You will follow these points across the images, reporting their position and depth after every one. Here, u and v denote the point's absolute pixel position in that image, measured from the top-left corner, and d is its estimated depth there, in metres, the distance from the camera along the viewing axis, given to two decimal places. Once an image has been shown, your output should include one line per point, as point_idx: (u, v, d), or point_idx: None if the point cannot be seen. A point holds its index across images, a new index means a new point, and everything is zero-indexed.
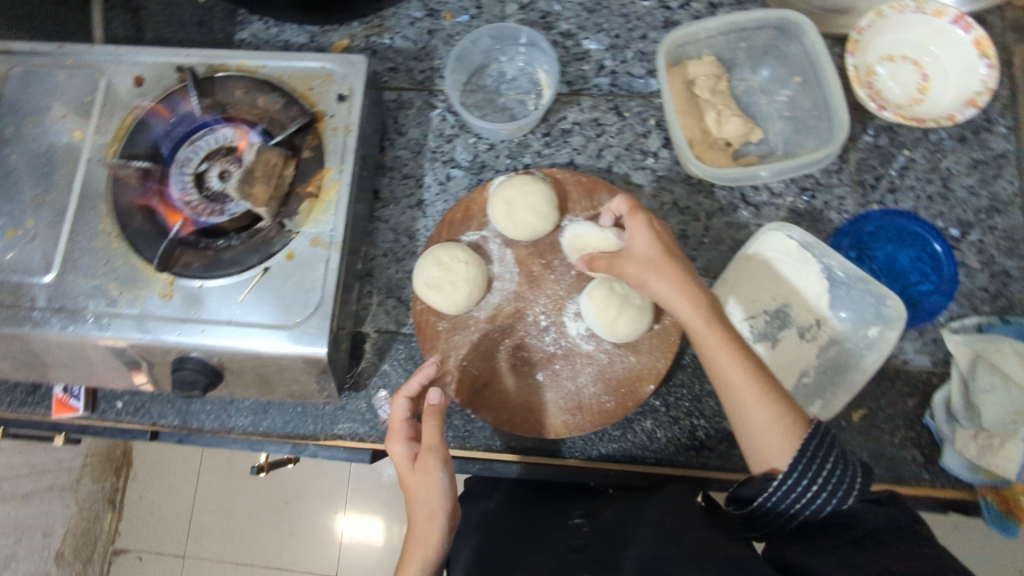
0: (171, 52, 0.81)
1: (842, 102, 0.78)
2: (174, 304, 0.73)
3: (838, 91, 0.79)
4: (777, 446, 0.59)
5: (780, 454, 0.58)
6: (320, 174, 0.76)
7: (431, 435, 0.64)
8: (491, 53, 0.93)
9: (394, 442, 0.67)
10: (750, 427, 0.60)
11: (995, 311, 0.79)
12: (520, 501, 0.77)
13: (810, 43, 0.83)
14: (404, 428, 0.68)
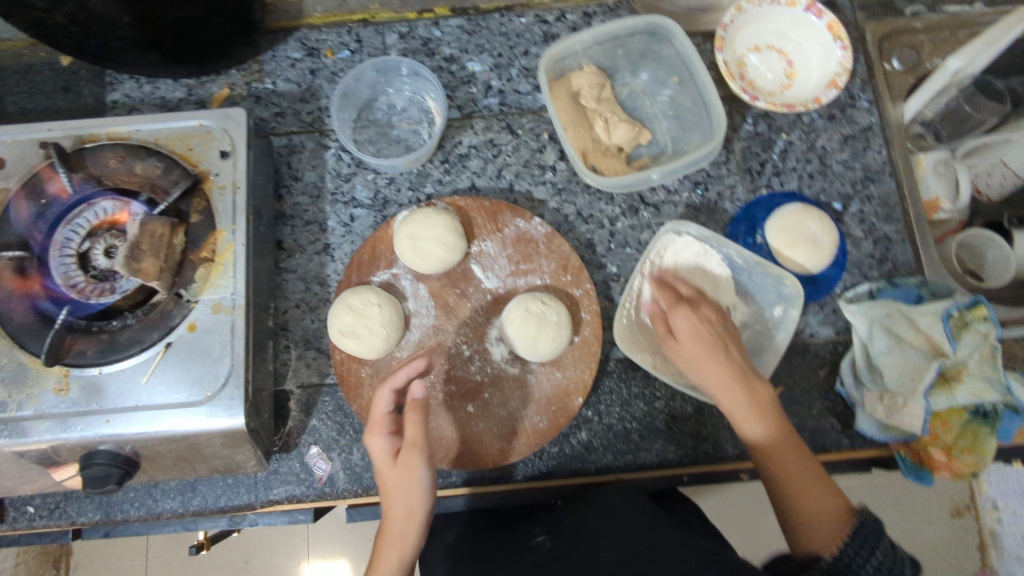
0: (32, 127, 0.76)
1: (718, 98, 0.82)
2: (72, 398, 0.68)
3: (712, 86, 0.82)
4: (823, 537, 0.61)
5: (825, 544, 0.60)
6: (213, 237, 0.73)
7: (414, 431, 0.64)
8: (377, 86, 0.92)
9: (376, 434, 0.65)
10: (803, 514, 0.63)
11: (883, 274, 0.84)
12: (480, 528, 0.75)
13: (680, 44, 0.86)
14: (387, 422, 0.66)
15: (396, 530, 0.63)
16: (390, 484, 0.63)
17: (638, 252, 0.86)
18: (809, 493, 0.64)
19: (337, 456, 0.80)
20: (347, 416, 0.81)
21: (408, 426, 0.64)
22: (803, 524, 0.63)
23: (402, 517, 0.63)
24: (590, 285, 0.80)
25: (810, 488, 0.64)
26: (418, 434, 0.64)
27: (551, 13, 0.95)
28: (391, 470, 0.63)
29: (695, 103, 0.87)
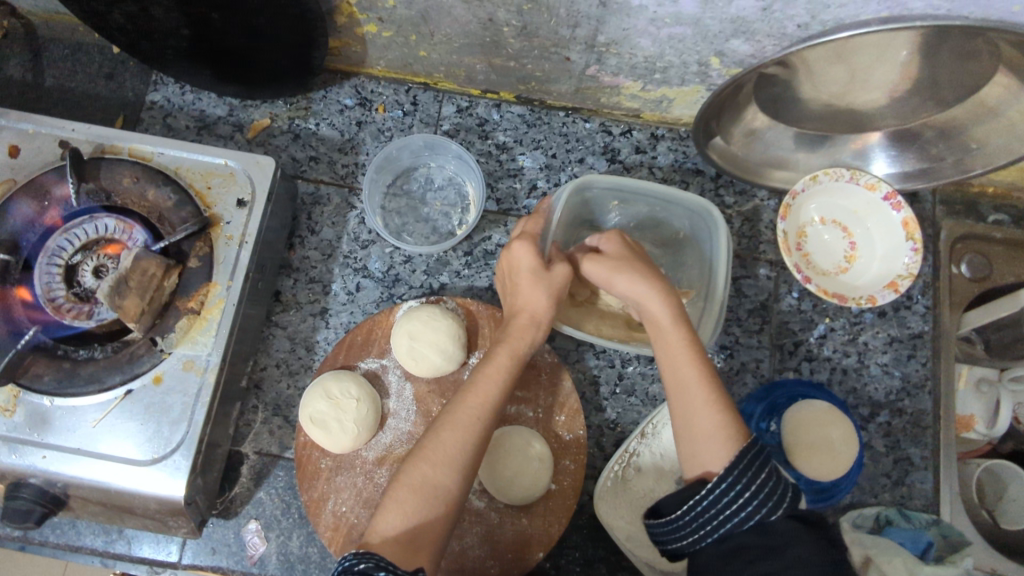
0: (57, 124, 0.73)
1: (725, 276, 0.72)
2: (15, 422, 0.64)
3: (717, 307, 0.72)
4: (713, 449, 0.52)
5: (713, 457, 0.52)
6: (205, 289, 0.69)
7: (529, 334, 0.66)
8: (420, 156, 0.88)
9: (525, 241, 0.68)
10: (690, 432, 0.55)
11: (894, 499, 0.78)
12: None
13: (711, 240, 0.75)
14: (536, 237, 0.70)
15: (479, 391, 0.61)
16: (483, 370, 0.63)
17: (643, 402, 0.80)
18: (702, 452, 0.53)
19: (274, 538, 0.74)
20: (296, 497, 0.76)
21: (536, 289, 0.66)
22: (688, 446, 0.54)
23: (492, 379, 0.62)
24: (583, 432, 0.75)
25: (699, 417, 0.55)
26: (537, 323, 0.66)
27: (617, 125, 0.90)
28: (495, 358, 0.63)
29: (704, 263, 0.77)
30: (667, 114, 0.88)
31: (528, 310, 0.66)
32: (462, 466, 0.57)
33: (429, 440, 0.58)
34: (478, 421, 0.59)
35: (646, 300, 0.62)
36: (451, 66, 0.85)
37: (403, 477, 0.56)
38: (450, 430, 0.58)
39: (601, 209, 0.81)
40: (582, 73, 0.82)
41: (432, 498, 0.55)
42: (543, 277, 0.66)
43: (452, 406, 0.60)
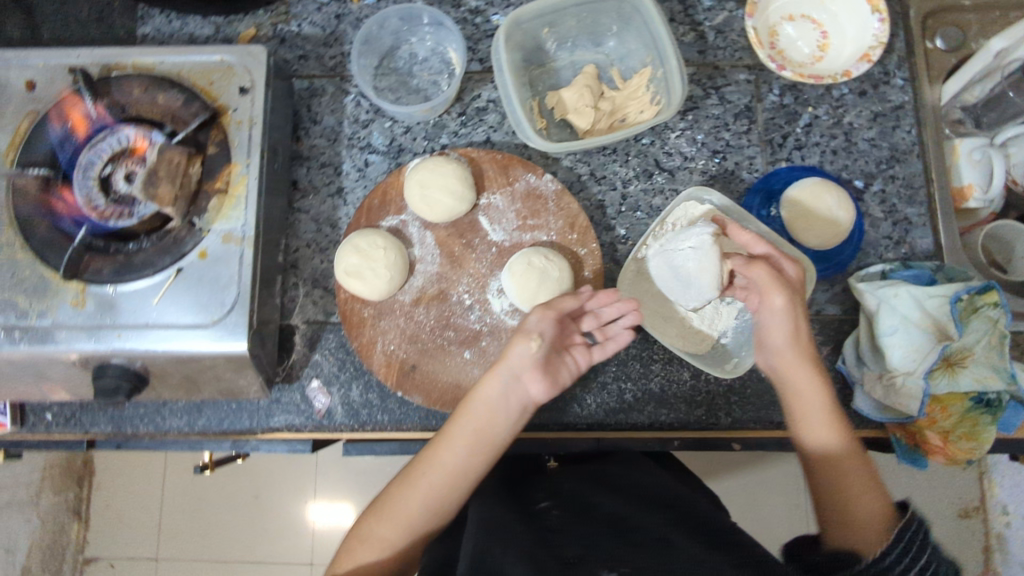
0: (61, 53, 0.79)
1: (661, 27, 0.81)
2: (88, 311, 0.71)
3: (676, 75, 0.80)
4: (861, 493, 0.65)
5: (862, 499, 0.64)
6: (227, 170, 0.75)
7: (496, 430, 0.69)
8: (400, 34, 0.92)
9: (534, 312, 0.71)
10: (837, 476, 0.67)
11: (897, 257, 0.83)
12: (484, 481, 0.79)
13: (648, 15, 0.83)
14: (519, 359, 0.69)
15: (459, 446, 0.68)
16: (442, 437, 0.69)
17: (649, 217, 0.85)
18: (866, 505, 0.64)
19: (336, 391, 0.82)
20: (348, 354, 0.83)
21: (490, 408, 0.69)
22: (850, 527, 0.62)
23: (457, 439, 0.69)
24: (596, 245, 0.81)
25: (853, 476, 0.66)
26: (493, 444, 0.69)
27: None
28: (459, 419, 0.69)
29: (648, 40, 0.86)
30: None
31: (489, 417, 0.69)
32: (437, 507, 0.67)
33: (397, 487, 0.68)
34: (435, 494, 0.67)
35: (812, 405, 0.70)
36: None
37: (359, 529, 0.67)
38: (410, 500, 0.67)
39: (538, 39, 0.89)
40: None
41: (385, 550, 0.66)
42: (490, 408, 0.69)
43: (415, 466, 0.69)
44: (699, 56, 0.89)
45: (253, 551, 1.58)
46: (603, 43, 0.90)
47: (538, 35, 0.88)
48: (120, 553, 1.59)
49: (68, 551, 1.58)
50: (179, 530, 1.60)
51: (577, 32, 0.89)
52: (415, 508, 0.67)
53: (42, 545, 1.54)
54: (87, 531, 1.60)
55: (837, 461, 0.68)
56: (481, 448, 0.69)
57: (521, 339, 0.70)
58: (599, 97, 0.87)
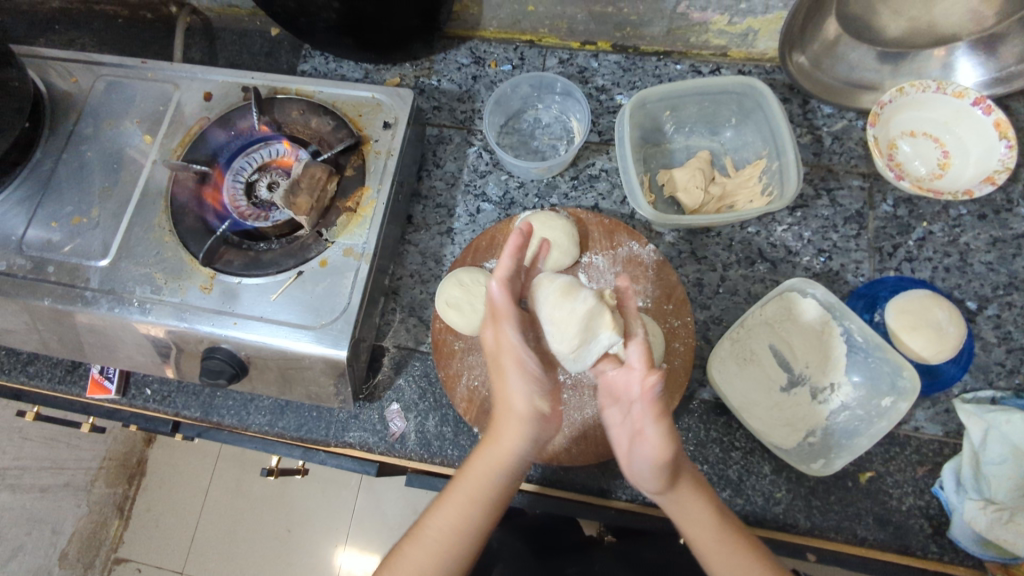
0: (240, 74, 0.90)
1: (780, 120, 0.84)
2: (213, 296, 0.78)
3: (794, 167, 0.82)
4: None
5: None
6: (359, 192, 0.82)
7: (499, 484, 0.66)
8: (529, 100, 1.00)
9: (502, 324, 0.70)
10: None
11: (1010, 387, 0.78)
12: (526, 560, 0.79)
13: (771, 110, 0.86)
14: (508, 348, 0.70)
15: (472, 485, 0.66)
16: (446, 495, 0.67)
17: (746, 302, 0.85)
18: None
19: (413, 418, 0.83)
20: (431, 384, 0.85)
21: (503, 442, 0.67)
22: None
23: (466, 490, 0.66)
24: (690, 319, 0.81)
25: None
26: (505, 474, 0.66)
27: (707, 65, 0.98)
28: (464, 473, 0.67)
29: (766, 134, 0.89)
30: (753, 49, 0.96)
31: (503, 443, 0.67)
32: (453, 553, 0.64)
33: (407, 547, 0.66)
34: (444, 553, 0.64)
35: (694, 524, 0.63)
36: (555, 18, 0.97)
37: None
38: (420, 551, 0.64)
39: (658, 120, 0.94)
40: (673, 11, 0.91)
41: None
42: (504, 428, 0.68)
43: (420, 529, 0.66)
44: (814, 158, 0.91)
45: None
46: (720, 133, 0.94)
47: (659, 115, 0.93)
48: (149, 559, 1.64)
49: (103, 549, 1.62)
50: (210, 548, 1.62)
51: (695, 119, 0.94)
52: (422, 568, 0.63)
53: (82, 536, 1.59)
54: (124, 530, 1.65)
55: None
56: (500, 480, 0.66)
57: (488, 325, 0.73)
58: (710, 180, 0.90)
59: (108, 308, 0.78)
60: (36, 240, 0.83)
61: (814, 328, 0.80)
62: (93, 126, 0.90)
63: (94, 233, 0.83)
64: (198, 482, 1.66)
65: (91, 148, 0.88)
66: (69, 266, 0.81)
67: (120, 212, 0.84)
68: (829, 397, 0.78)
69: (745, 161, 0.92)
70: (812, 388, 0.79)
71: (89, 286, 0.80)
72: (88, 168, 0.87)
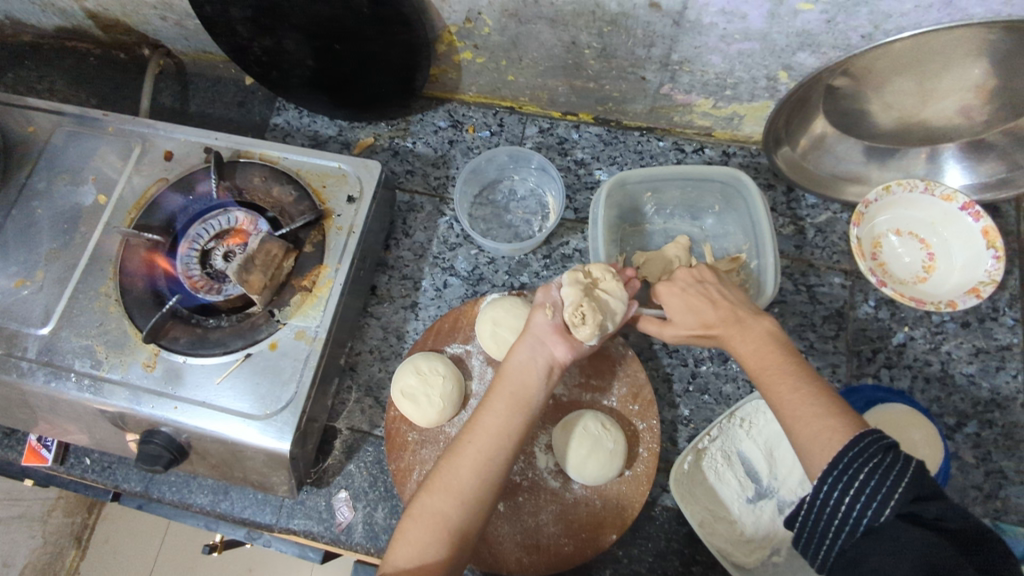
0: (202, 133, 0.87)
1: (761, 217, 0.81)
2: (155, 375, 0.74)
3: (772, 271, 0.78)
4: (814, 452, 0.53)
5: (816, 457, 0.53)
6: (317, 270, 0.78)
7: (531, 389, 0.65)
8: (505, 170, 0.96)
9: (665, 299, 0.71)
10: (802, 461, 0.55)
11: (987, 514, 0.75)
12: None
13: (754, 205, 0.83)
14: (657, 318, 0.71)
15: (484, 426, 0.63)
16: (472, 425, 0.64)
17: (717, 401, 0.82)
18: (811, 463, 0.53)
19: (361, 508, 0.79)
20: (382, 472, 0.81)
21: (523, 350, 0.68)
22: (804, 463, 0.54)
23: (495, 407, 0.64)
24: (656, 421, 0.77)
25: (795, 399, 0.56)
26: (523, 407, 0.64)
27: (690, 144, 0.95)
28: (489, 401, 0.65)
29: (748, 227, 0.86)
30: (738, 131, 0.93)
31: (521, 384, 0.66)
32: (473, 503, 0.60)
33: (439, 466, 0.63)
34: (477, 488, 0.61)
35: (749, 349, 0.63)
36: (536, 88, 0.94)
37: (411, 512, 0.61)
38: (438, 497, 0.61)
39: (638, 200, 0.91)
40: (657, 91, 0.87)
41: (439, 527, 0.59)
42: (517, 373, 0.66)
43: (447, 460, 0.62)
44: (795, 251, 0.88)
45: None
46: (701, 219, 0.91)
47: (639, 197, 0.90)
48: None
49: None
50: None
51: (677, 202, 0.91)
52: (460, 482, 0.61)
53: (34, 568, 1.49)
54: (80, 561, 1.58)
55: (794, 421, 0.56)
56: (521, 413, 0.64)
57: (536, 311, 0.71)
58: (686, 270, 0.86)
59: (44, 381, 0.75)
60: None
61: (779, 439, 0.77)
62: (47, 180, 0.86)
63: (37, 297, 0.79)
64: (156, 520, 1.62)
65: (42, 205, 0.85)
66: (9, 332, 0.77)
67: (66, 276, 0.80)
68: (797, 511, 0.75)
69: (726, 250, 0.89)
70: (780, 501, 0.75)
71: (26, 356, 0.76)
72: (37, 225, 0.84)
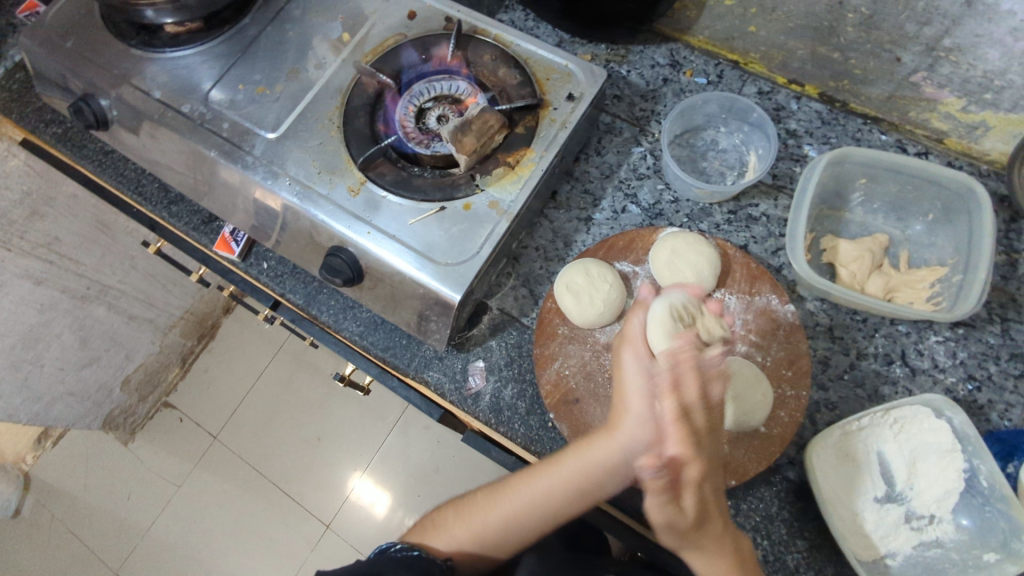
0: (447, 4, 0.93)
1: (986, 232, 0.76)
2: (356, 201, 0.80)
3: (978, 287, 0.74)
4: None
5: None
6: (522, 152, 0.82)
7: (611, 465, 0.69)
8: (712, 119, 0.96)
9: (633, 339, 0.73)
10: None
11: None
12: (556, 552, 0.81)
13: (979, 220, 0.78)
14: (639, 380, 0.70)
15: (527, 491, 0.72)
16: (541, 470, 0.72)
17: (869, 399, 0.79)
18: None
19: (492, 381, 0.83)
20: (520, 355, 0.84)
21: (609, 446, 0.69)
22: None
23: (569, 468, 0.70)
24: (805, 393, 0.76)
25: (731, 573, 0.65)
26: (577, 492, 0.70)
27: (914, 145, 0.90)
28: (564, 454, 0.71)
29: (962, 244, 0.81)
30: (975, 145, 0.87)
31: (600, 462, 0.69)
32: (495, 544, 0.74)
33: (494, 494, 0.75)
34: (498, 529, 0.74)
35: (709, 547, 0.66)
36: (773, 46, 0.92)
37: (450, 512, 0.77)
38: (465, 528, 0.75)
39: (848, 184, 0.88)
40: (905, 78, 0.84)
41: (466, 557, 0.74)
42: (609, 448, 0.69)
43: (502, 492, 0.75)
44: (999, 281, 0.82)
45: (289, 480, 1.80)
46: (909, 223, 0.86)
47: (852, 180, 0.87)
48: (191, 413, 1.91)
49: (158, 389, 1.92)
50: (246, 422, 1.87)
51: (887, 199, 0.87)
52: (495, 521, 0.74)
53: (147, 370, 1.87)
54: (179, 381, 1.95)
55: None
56: (585, 489, 0.70)
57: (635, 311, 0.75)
58: (875, 268, 0.83)
59: (262, 179, 0.82)
60: (221, 94, 0.89)
61: (932, 455, 0.74)
62: (301, 9, 0.94)
63: (272, 106, 0.88)
64: (257, 364, 1.92)
65: (294, 29, 0.93)
66: (242, 129, 0.86)
67: (300, 94, 0.88)
68: (925, 527, 0.72)
69: (927, 259, 0.84)
70: (909, 511, 0.73)
71: (252, 153, 0.84)
72: (285, 45, 0.92)
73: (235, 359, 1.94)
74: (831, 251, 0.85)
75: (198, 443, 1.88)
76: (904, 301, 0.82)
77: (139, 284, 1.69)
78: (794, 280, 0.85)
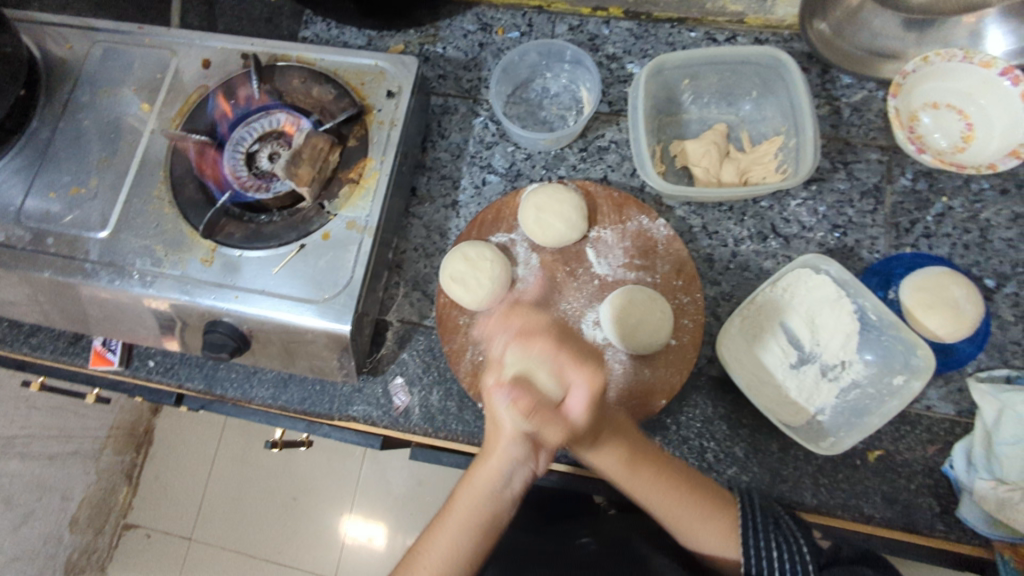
0: (238, 40, 0.89)
1: (802, 93, 0.81)
2: (213, 270, 0.77)
3: (810, 143, 0.79)
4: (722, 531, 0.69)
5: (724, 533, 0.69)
6: (362, 163, 0.81)
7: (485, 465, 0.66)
8: (537, 68, 0.97)
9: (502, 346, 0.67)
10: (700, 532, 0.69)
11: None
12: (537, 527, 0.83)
13: (793, 83, 0.83)
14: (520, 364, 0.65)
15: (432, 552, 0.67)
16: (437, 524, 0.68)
17: (758, 278, 0.84)
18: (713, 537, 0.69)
19: (417, 392, 0.83)
20: (435, 358, 0.84)
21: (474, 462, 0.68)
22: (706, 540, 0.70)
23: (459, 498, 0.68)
24: (700, 295, 0.80)
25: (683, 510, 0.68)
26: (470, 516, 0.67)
27: (722, 33, 0.94)
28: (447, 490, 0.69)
29: (787, 110, 0.86)
30: (771, 16, 0.93)
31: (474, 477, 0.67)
32: None
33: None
34: None
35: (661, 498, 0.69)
36: None
37: None
38: None
39: (676, 88, 0.91)
40: None
41: None
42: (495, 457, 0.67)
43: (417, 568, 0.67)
44: (832, 130, 0.88)
45: (280, 550, 1.76)
46: (738, 105, 0.91)
47: (678, 84, 0.90)
48: (158, 525, 1.82)
49: (112, 514, 1.81)
50: (215, 512, 1.80)
51: (713, 91, 0.91)
52: None
53: (92, 502, 1.75)
54: (133, 499, 1.86)
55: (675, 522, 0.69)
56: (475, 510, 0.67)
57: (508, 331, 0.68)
58: (724, 157, 0.87)
59: (108, 281, 0.77)
60: (34, 210, 0.82)
61: (825, 307, 0.79)
62: (89, 94, 0.89)
63: (93, 203, 0.82)
64: (204, 453, 1.84)
65: (88, 116, 0.87)
66: (69, 237, 0.80)
67: (118, 182, 0.83)
68: (840, 374, 0.78)
69: (765, 133, 0.89)
70: (823, 366, 0.78)
71: (89, 258, 0.79)
72: (85, 136, 0.86)
73: (180, 456, 1.85)
74: (681, 155, 0.88)
75: (175, 552, 1.79)
76: (758, 178, 0.86)
77: (45, 421, 1.58)
78: (658, 194, 0.88)
